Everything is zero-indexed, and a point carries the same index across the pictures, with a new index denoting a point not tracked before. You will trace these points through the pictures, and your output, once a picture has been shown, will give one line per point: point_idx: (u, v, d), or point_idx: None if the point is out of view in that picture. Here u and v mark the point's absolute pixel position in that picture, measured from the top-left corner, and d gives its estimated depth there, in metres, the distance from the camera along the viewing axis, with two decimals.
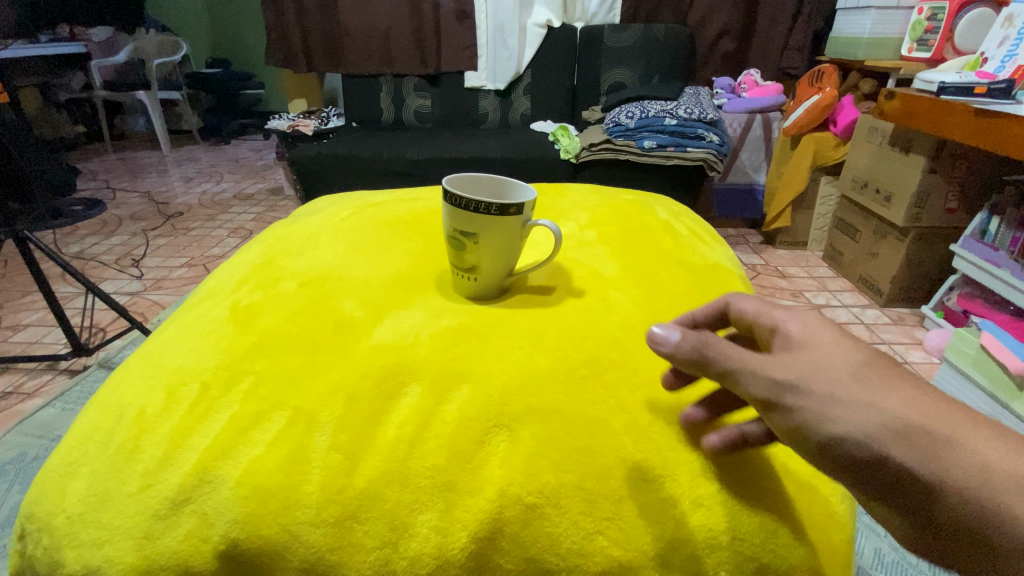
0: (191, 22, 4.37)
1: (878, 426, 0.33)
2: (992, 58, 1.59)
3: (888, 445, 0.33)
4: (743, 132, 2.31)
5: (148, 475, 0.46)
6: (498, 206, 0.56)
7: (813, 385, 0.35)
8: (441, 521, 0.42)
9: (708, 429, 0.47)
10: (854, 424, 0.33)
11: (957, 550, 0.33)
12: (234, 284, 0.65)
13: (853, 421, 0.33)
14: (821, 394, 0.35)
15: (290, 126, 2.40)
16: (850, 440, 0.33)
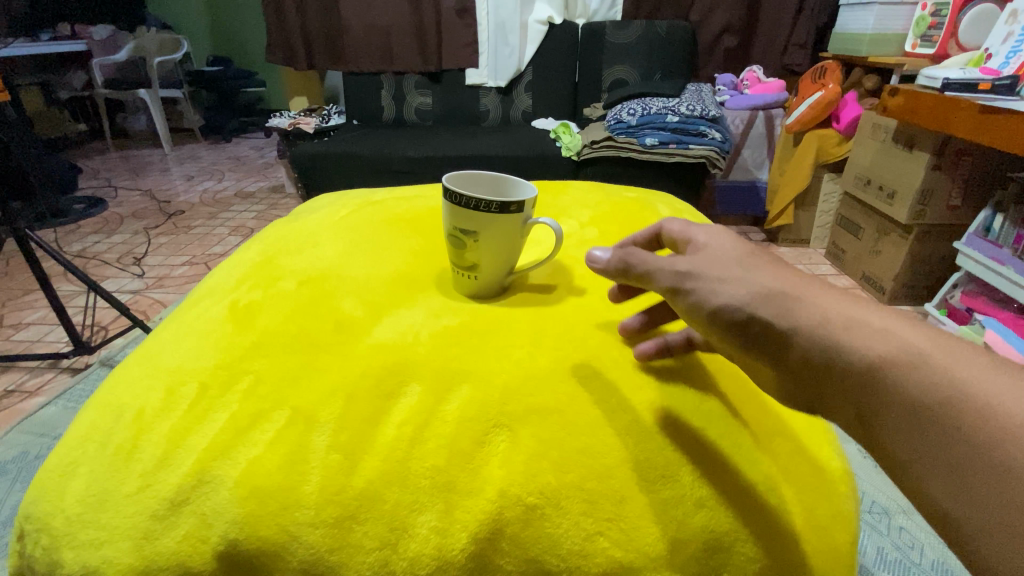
0: (192, 20, 4.37)
1: (751, 294, 0.40)
2: (996, 54, 1.58)
3: (757, 307, 0.39)
4: (745, 129, 2.30)
5: (146, 475, 0.46)
6: (498, 203, 0.55)
7: (706, 272, 0.42)
8: (441, 522, 0.42)
9: (641, 337, 0.54)
10: (732, 295, 0.40)
11: (824, 400, 0.38)
12: (233, 283, 0.65)
13: (730, 292, 0.41)
14: (711, 276, 0.42)
15: (291, 124, 2.39)
16: (732, 308, 0.40)
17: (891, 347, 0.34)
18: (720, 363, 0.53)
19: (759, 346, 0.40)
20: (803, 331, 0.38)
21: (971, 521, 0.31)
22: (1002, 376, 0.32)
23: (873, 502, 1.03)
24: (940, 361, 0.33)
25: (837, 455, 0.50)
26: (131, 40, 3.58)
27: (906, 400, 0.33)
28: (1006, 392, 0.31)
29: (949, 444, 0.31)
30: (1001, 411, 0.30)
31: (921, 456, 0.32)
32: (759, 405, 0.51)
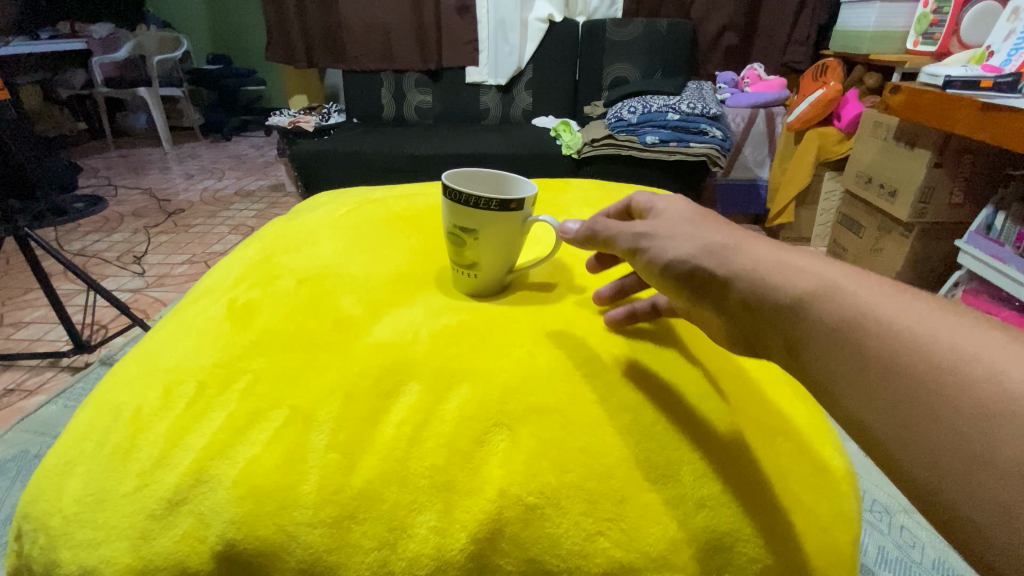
0: (192, 19, 4.36)
1: (693, 246, 0.42)
2: (998, 52, 1.57)
3: (699, 257, 0.42)
4: (746, 127, 2.29)
5: (144, 474, 0.45)
6: (498, 201, 0.55)
7: (658, 230, 0.45)
8: (440, 521, 0.42)
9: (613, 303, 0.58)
10: (679, 248, 0.43)
11: (763, 342, 0.39)
12: (231, 282, 0.64)
13: (677, 246, 0.43)
14: (661, 234, 0.45)
15: (291, 122, 2.38)
16: (679, 260, 0.43)
17: (811, 281, 0.36)
18: (722, 362, 0.53)
19: (703, 295, 0.42)
20: (736, 275, 0.40)
21: (883, 436, 0.30)
22: (911, 303, 0.33)
23: (874, 501, 1.02)
24: (853, 290, 0.34)
25: (839, 454, 0.50)
26: (131, 39, 3.57)
27: (822, 326, 0.34)
28: (913, 313, 0.32)
29: (859, 363, 0.32)
30: (905, 328, 0.31)
31: (837, 378, 0.33)
32: (762, 404, 0.50)
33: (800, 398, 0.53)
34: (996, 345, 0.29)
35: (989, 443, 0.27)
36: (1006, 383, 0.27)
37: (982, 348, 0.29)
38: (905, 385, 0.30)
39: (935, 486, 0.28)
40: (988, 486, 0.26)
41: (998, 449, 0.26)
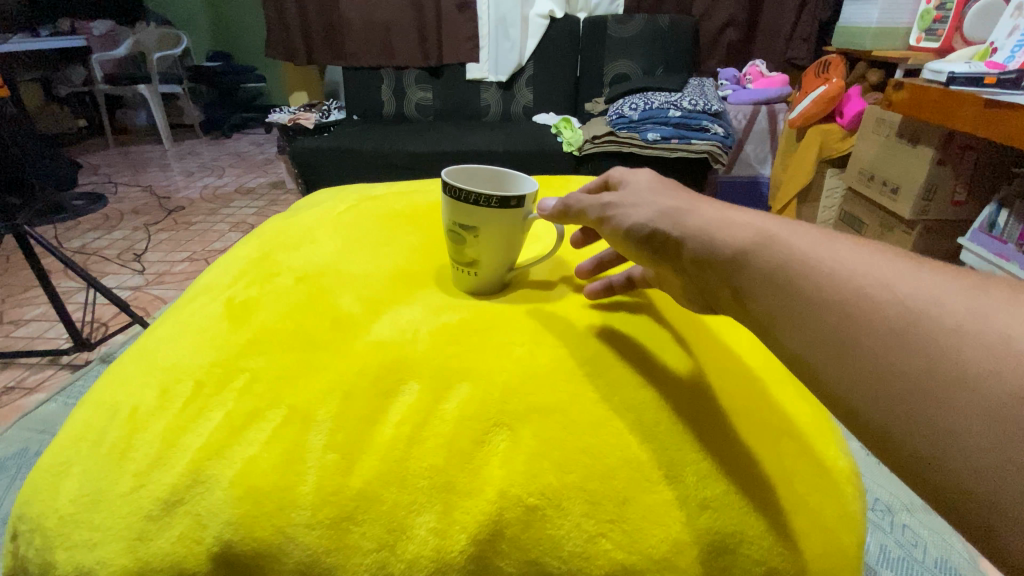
0: (191, 15, 4.34)
1: (651, 212, 0.45)
2: (1002, 47, 1.55)
3: (656, 221, 0.45)
4: (748, 124, 2.34)
5: (140, 475, 0.45)
6: (498, 198, 0.54)
7: (623, 202, 0.48)
8: (439, 522, 0.41)
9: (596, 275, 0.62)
10: (640, 215, 0.46)
11: (715, 295, 0.41)
12: (229, 279, 0.64)
13: (638, 213, 0.46)
14: (625, 204, 0.48)
15: (290, 119, 2.34)
16: (640, 226, 0.46)
17: (748, 231, 0.38)
18: (726, 360, 0.53)
19: (663, 255, 0.45)
20: (687, 232, 0.42)
21: (814, 365, 0.32)
22: (834, 242, 0.35)
23: (876, 500, 1.02)
24: (783, 234, 0.36)
25: (844, 454, 0.50)
26: (130, 36, 3.56)
27: (756, 270, 0.36)
28: (834, 251, 0.34)
29: (786, 298, 0.34)
30: (827, 263, 0.33)
31: (769, 314, 0.35)
32: (766, 404, 0.50)
33: (805, 397, 0.52)
34: (906, 272, 0.31)
35: (899, 357, 0.28)
36: (912, 303, 0.29)
37: (894, 275, 0.31)
38: (825, 312, 0.32)
39: (856, 403, 0.30)
40: (901, 396, 0.28)
41: (906, 361, 0.28)
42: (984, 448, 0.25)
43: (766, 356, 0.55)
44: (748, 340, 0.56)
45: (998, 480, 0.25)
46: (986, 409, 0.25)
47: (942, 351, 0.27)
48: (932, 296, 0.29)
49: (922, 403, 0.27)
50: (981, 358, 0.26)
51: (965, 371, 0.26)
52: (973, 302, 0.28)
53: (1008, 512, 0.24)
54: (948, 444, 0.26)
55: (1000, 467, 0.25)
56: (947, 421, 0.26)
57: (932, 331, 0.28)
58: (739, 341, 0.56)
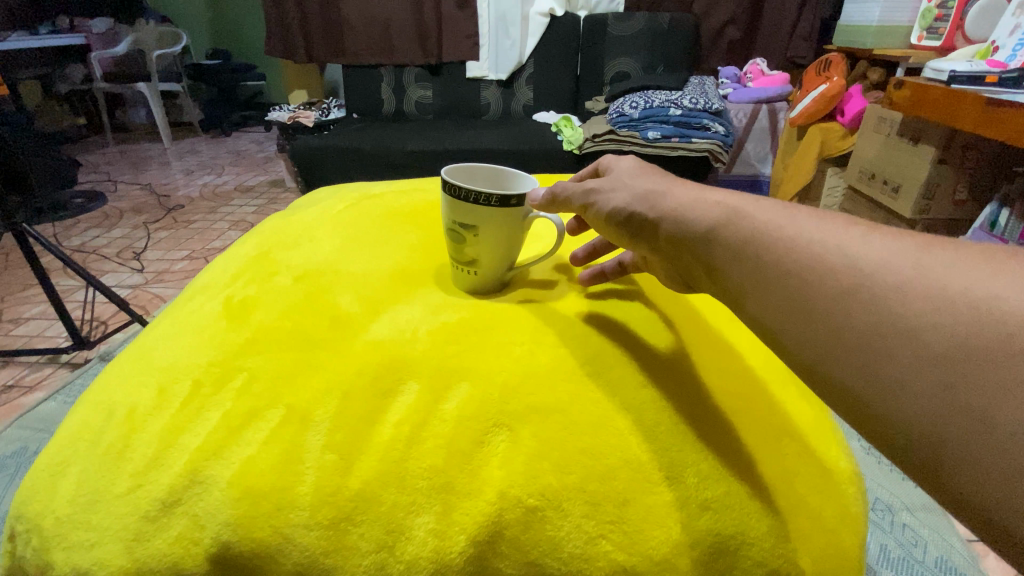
0: (191, 13, 4.34)
1: (629, 196, 0.47)
2: (1003, 46, 1.54)
3: (633, 204, 0.46)
4: (749, 123, 2.31)
5: (137, 475, 0.44)
6: (498, 197, 0.54)
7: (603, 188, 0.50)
8: (439, 523, 0.41)
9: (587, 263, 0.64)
10: (620, 199, 0.48)
11: (692, 274, 0.42)
12: (228, 278, 0.63)
13: (617, 197, 0.48)
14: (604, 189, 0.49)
15: (291, 117, 2.36)
16: (619, 210, 0.47)
17: (717, 211, 0.39)
18: (725, 361, 0.52)
19: (641, 237, 0.46)
20: (661, 212, 0.44)
21: (781, 333, 0.33)
22: (794, 214, 0.36)
23: (876, 499, 1.02)
24: (748, 210, 0.38)
25: (845, 455, 0.49)
26: (130, 34, 3.55)
27: (725, 245, 0.38)
28: (796, 223, 0.35)
29: (752, 270, 0.35)
30: (788, 233, 0.35)
31: (738, 285, 0.36)
32: (766, 404, 0.50)
33: (805, 396, 0.52)
34: (859, 238, 0.33)
35: (853, 316, 0.30)
36: (864, 265, 0.31)
37: (848, 241, 0.33)
38: (787, 280, 0.33)
39: (816, 361, 0.31)
40: (855, 351, 0.30)
41: (858, 318, 0.30)
42: (927, 393, 0.27)
43: (766, 356, 0.54)
44: (748, 339, 0.56)
45: (941, 421, 0.27)
46: (929, 357, 0.27)
47: (892, 307, 0.29)
48: (881, 258, 0.31)
49: (873, 356, 0.29)
50: (924, 311, 0.28)
51: (910, 323, 0.28)
52: (917, 260, 0.30)
53: (950, 451, 0.26)
54: (897, 391, 0.28)
55: (943, 409, 0.27)
56: (895, 371, 0.28)
57: (881, 290, 0.30)
58: (740, 341, 0.56)
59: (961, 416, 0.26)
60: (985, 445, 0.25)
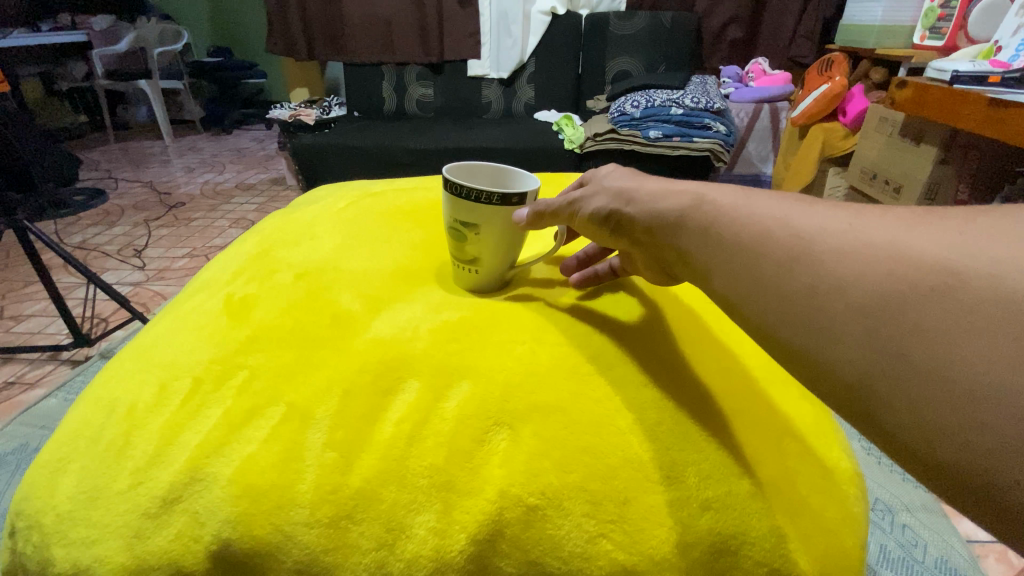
0: (192, 11, 4.34)
1: (607, 196, 0.48)
2: (1006, 46, 1.54)
3: (611, 203, 0.47)
4: (750, 122, 2.31)
5: (137, 473, 0.44)
6: (499, 196, 0.54)
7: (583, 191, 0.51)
8: (439, 522, 0.41)
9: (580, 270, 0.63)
10: (599, 201, 0.49)
11: (669, 266, 0.43)
12: (229, 275, 0.63)
13: (598, 200, 0.49)
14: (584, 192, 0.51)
15: (292, 115, 2.34)
16: (599, 210, 0.49)
17: (683, 200, 0.41)
18: (725, 360, 0.53)
19: (620, 233, 0.48)
20: (634, 206, 0.45)
21: (743, 306, 0.34)
22: (751, 194, 0.38)
23: (877, 500, 1.02)
24: (711, 195, 0.39)
25: (847, 456, 0.49)
26: (131, 31, 3.55)
27: (691, 230, 0.39)
28: (753, 203, 0.37)
29: (713, 250, 0.37)
30: (743, 211, 0.36)
31: (702, 267, 0.38)
32: (765, 404, 0.50)
33: (807, 398, 0.52)
34: (804, 210, 0.34)
35: (796, 279, 0.32)
36: (805, 233, 0.33)
37: (795, 213, 0.34)
38: (741, 254, 0.35)
39: (768, 326, 0.33)
40: (798, 312, 0.31)
41: (801, 282, 0.31)
42: (857, 341, 0.28)
43: (767, 356, 0.54)
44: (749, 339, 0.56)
45: (866, 366, 0.28)
46: (858, 307, 0.28)
47: (825, 267, 0.31)
48: (817, 224, 0.32)
49: (812, 313, 0.30)
50: (853, 267, 0.30)
51: (841, 279, 0.30)
52: (850, 224, 0.32)
53: (882, 390, 0.27)
54: (832, 343, 0.29)
55: (871, 356, 0.28)
56: (831, 324, 0.29)
57: (818, 253, 0.31)
58: (742, 341, 0.55)
59: (885, 359, 0.27)
60: (912, 382, 0.26)
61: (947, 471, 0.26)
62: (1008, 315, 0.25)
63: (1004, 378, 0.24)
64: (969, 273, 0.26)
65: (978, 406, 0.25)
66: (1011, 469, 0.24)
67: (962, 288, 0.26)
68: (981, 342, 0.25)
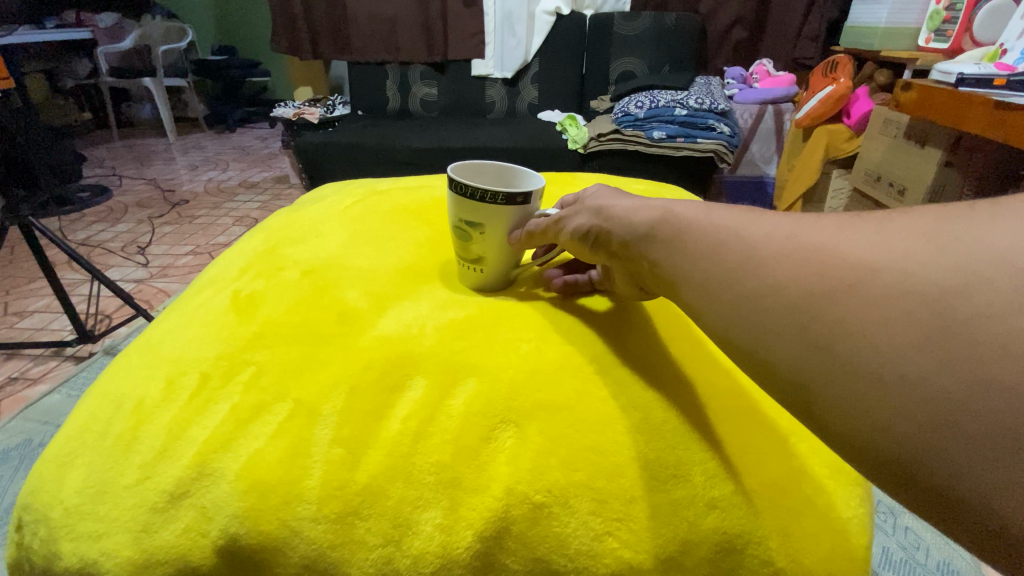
0: (197, 10, 4.36)
1: (588, 215, 0.49)
2: (1012, 49, 1.54)
3: (591, 220, 0.49)
4: (754, 124, 2.31)
5: (145, 467, 0.45)
6: (503, 195, 0.54)
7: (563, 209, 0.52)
8: (446, 519, 0.41)
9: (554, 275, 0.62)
10: (580, 219, 0.50)
11: (644, 281, 0.44)
12: (235, 272, 0.63)
13: (578, 217, 0.50)
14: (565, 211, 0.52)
15: (296, 113, 2.34)
16: (580, 226, 0.50)
17: (653, 214, 0.42)
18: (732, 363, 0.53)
19: (598, 248, 0.49)
20: (611, 220, 0.46)
21: (707, 318, 0.35)
22: (710, 206, 0.40)
23: (879, 501, 1.02)
24: (677, 208, 0.41)
25: None
26: (136, 29, 3.57)
27: (659, 239, 0.40)
28: (716, 214, 0.38)
29: (678, 257, 0.38)
30: (703, 221, 0.38)
31: (668, 274, 0.39)
32: (769, 404, 0.50)
33: None
34: (752, 219, 0.36)
35: (742, 281, 0.34)
36: (749, 240, 0.35)
37: (746, 222, 0.36)
38: (698, 261, 0.37)
39: (722, 328, 0.34)
40: (742, 316, 0.33)
41: (745, 287, 0.33)
42: (790, 341, 0.31)
43: None
44: None
45: (799, 363, 0.31)
46: (791, 308, 0.31)
47: (761, 271, 0.33)
48: (761, 233, 0.35)
49: (753, 316, 0.33)
50: (787, 269, 0.32)
51: (776, 280, 0.32)
52: (790, 231, 0.34)
53: (817, 384, 0.30)
54: (771, 343, 0.32)
55: (802, 355, 0.30)
56: (768, 326, 0.32)
57: (758, 259, 0.34)
58: None
59: (815, 355, 0.30)
60: (836, 374, 0.29)
61: (918, 469, 0.27)
62: (910, 305, 0.27)
63: (901, 363, 0.27)
64: (879, 270, 0.29)
65: (891, 394, 0.27)
66: (967, 461, 0.25)
67: (871, 284, 0.29)
68: (888, 334, 0.27)
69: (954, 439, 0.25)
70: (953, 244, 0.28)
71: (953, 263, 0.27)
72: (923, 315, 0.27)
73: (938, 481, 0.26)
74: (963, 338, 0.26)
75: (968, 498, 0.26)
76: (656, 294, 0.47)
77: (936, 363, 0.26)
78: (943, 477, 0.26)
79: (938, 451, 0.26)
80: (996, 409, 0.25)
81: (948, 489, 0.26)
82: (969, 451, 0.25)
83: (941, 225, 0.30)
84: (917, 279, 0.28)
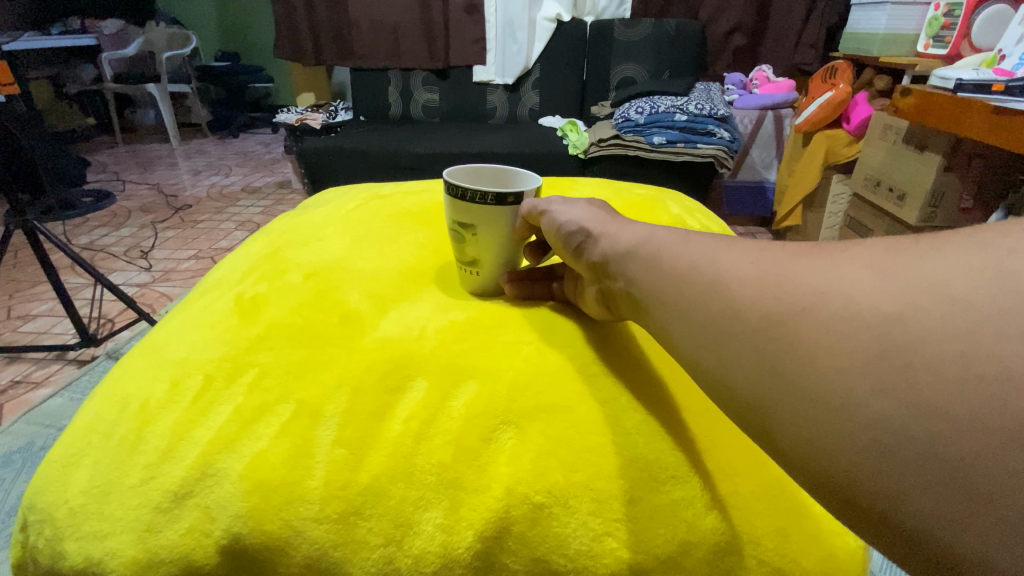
0: (201, 16, 4.40)
1: (580, 215, 0.50)
2: (1009, 55, 1.55)
3: (582, 220, 0.50)
4: (754, 129, 2.33)
5: (151, 467, 0.45)
6: (494, 196, 0.55)
7: (552, 205, 0.53)
8: (447, 519, 0.41)
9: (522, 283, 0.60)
10: (572, 216, 0.51)
11: (614, 289, 0.45)
12: (240, 274, 0.64)
13: (567, 216, 0.51)
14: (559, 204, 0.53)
15: (299, 119, 2.35)
16: (569, 224, 0.50)
17: (638, 235, 0.44)
18: None
19: (580, 253, 0.50)
20: (603, 231, 0.47)
21: (677, 343, 0.37)
22: (693, 235, 0.41)
23: None
24: (660, 233, 0.43)
25: None
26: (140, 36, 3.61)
27: (639, 262, 0.42)
28: (697, 242, 0.40)
29: (655, 276, 0.40)
30: (681, 248, 0.40)
31: (645, 294, 0.40)
32: None
33: None
34: (725, 248, 0.38)
35: (710, 303, 0.35)
36: (717, 267, 0.36)
37: (719, 250, 0.38)
38: (674, 283, 0.38)
39: (690, 352, 0.36)
40: (706, 340, 0.35)
41: (713, 310, 0.35)
42: (746, 366, 0.32)
43: None
44: None
45: (756, 386, 0.32)
46: (753, 331, 0.33)
47: (731, 294, 0.34)
48: (729, 260, 0.36)
49: (718, 339, 0.34)
50: (750, 295, 0.34)
51: (738, 305, 0.34)
52: (755, 260, 0.36)
53: (773, 411, 0.31)
54: (730, 369, 0.33)
55: (758, 378, 0.32)
56: (730, 351, 0.33)
57: (726, 284, 0.35)
58: None
59: (769, 379, 0.31)
60: (786, 399, 0.31)
61: (870, 496, 0.27)
62: (852, 333, 0.29)
63: (851, 391, 0.28)
64: (829, 297, 0.31)
65: (838, 419, 0.28)
66: (911, 489, 0.26)
67: (820, 312, 0.31)
68: (836, 358, 0.29)
69: (898, 467, 0.26)
70: (894, 275, 0.30)
71: (896, 290, 0.29)
72: (865, 342, 0.28)
73: (877, 505, 0.27)
74: (903, 363, 0.27)
75: (911, 522, 0.26)
76: (622, 313, 0.48)
77: (876, 387, 0.27)
78: (877, 499, 0.27)
79: (883, 479, 0.27)
80: (927, 435, 0.26)
81: (897, 515, 0.27)
82: (905, 472, 0.26)
83: (885, 256, 0.31)
84: (863, 307, 0.29)
